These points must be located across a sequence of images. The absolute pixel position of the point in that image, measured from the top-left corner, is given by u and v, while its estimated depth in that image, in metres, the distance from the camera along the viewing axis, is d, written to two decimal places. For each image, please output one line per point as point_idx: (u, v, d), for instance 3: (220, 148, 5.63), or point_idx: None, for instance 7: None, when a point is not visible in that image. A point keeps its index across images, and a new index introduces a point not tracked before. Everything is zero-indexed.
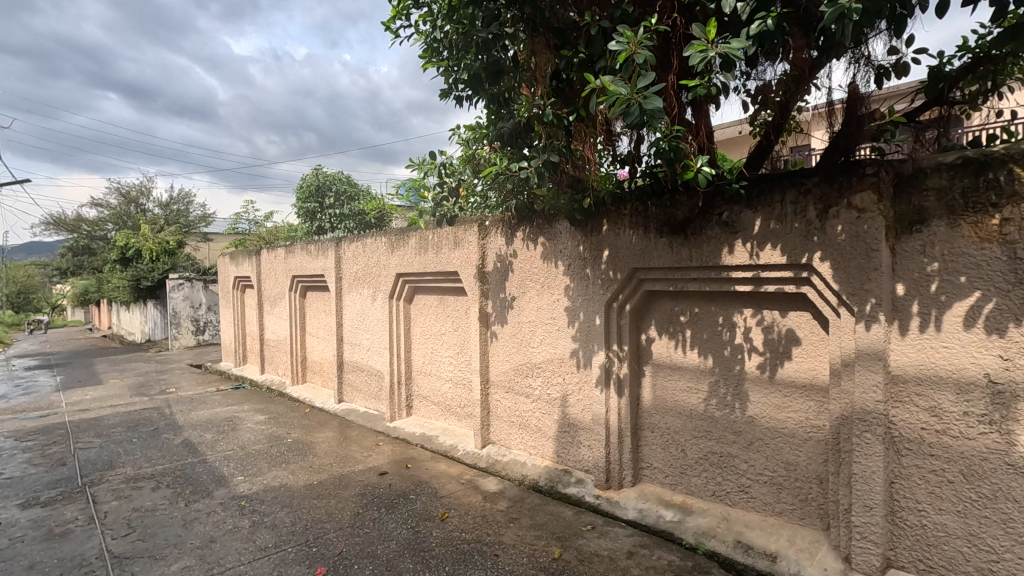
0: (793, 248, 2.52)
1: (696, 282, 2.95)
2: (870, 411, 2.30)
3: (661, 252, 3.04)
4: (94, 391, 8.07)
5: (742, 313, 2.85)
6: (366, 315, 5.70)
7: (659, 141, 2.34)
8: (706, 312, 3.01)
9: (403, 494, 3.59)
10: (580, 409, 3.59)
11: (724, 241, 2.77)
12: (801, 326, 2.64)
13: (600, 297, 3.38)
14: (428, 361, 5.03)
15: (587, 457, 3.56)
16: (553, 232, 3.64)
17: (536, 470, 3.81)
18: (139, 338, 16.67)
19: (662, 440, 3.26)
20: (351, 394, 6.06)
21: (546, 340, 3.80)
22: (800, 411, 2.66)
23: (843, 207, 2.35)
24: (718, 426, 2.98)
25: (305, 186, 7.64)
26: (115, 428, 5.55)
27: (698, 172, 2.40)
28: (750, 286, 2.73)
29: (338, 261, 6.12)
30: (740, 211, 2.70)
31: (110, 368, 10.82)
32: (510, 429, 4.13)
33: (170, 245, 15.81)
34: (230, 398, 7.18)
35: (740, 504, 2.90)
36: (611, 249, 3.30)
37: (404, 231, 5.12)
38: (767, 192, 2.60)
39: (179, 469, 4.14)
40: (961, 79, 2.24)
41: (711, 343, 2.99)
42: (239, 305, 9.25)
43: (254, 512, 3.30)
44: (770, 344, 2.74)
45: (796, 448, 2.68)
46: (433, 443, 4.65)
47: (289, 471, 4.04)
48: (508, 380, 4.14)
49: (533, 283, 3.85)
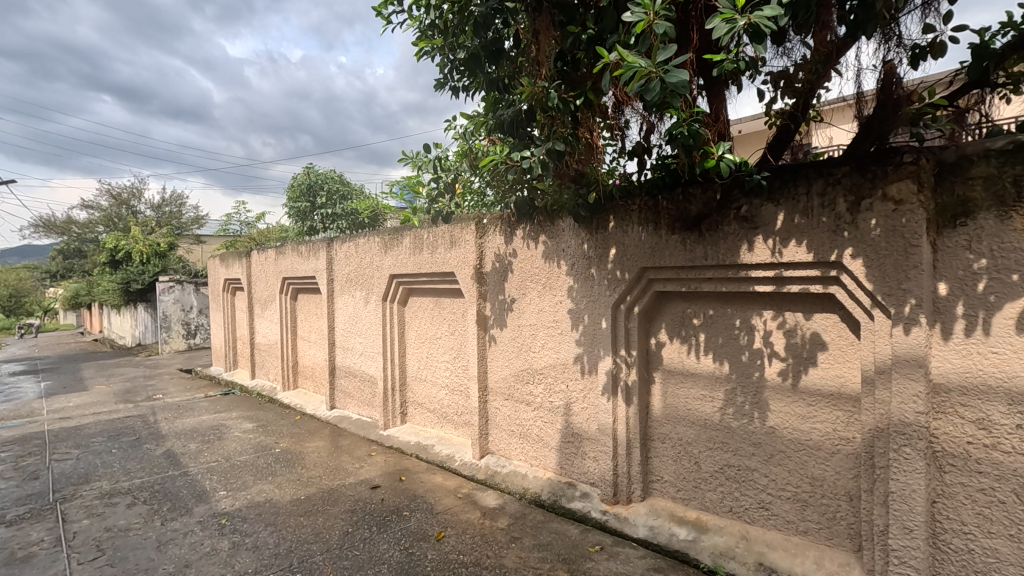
0: (820, 244, 2.30)
1: (711, 282, 2.73)
2: (909, 423, 2.09)
3: (673, 249, 2.82)
4: (78, 398, 7.80)
5: (761, 315, 2.64)
6: (359, 318, 5.46)
7: (678, 126, 2.13)
8: (722, 314, 2.79)
9: (396, 510, 3.35)
10: (585, 418, 3.37)
11: (742, 238, 2.56)
12: (827, 329, 2.43)
13: (606, 298, 3.16)
14: (424, 366, 4.80)
15: (592, 469, 3.34)
16: (556, 230, 3.43)
17: (537, 482, 3.59)
18: (130, 342, 16.41)
19: (673, 451, 3.04)
20: (344, 400, 5.82)
21: (548, 344, 3.57)
22: (827, 422, 2.45)
23: (878, 198, 2.14)
24: (735, 438, 2.77)
25: (296, 185, 7.40)
26: (95, 438, 5.29)
27: (720, 160, 2.20)
28: (771, 286, 2.52)
29: (330, 262, 5.88)
30: (761, 205, 2.49)
31: (97, 374, 10.50)
32: (511, 438, 3.91)
33: (161, 247, 15.51)
34: (218, 404, 6.93)
35: (761, 522, 2.69)
36: (618, 247, 3.08)
37: (397, 230, 4.89)
38: (791, 184, 2.39)
39: (158, 483, 3.89)
40: (1008, 57, 2.01)
41: (727, 347, 2.78)
42: (230, 308, 9.01)
43: (235, 532, 3.06)
44: (793, 349, 2.53)
45: (823, 462, 2.46)
46: (429, 453, 4.42)
47: (275, 485, 3.79)
48: (507, 387, 3.91)
49: (534, 284, 3.63)
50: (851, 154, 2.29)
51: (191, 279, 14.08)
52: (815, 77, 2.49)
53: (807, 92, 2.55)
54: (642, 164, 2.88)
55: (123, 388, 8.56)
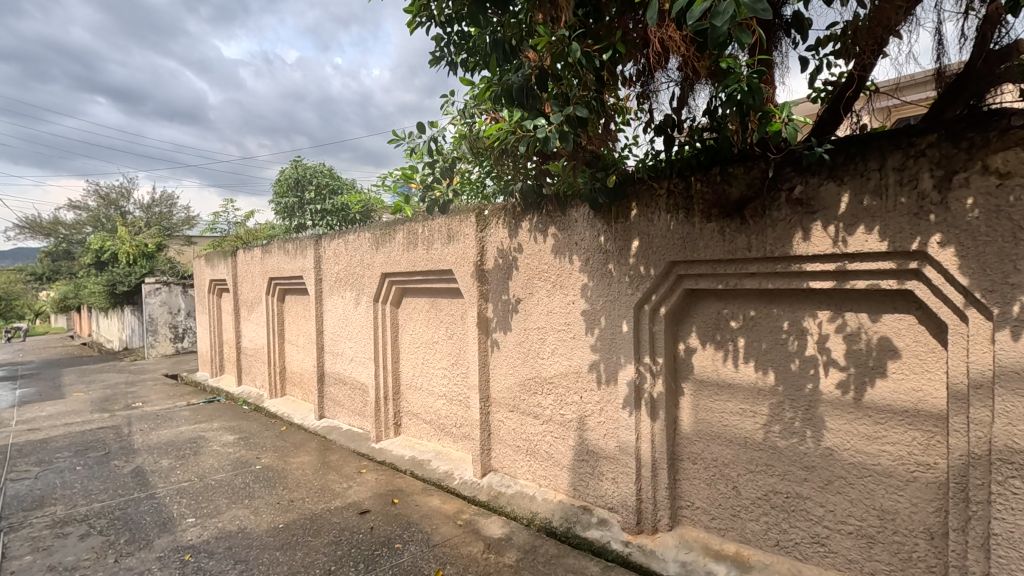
0: (898, 230, 1.90)
1: (756, 277, 2.33)
2: (1018, 451, 1.70)
3: (709, 240, 2.42)
4: (53, 407, 7.34)
5: (816, 316, 2.24)
6: (349, 321, 5.04)
7: (735, 82, 1.80)
8: (765, 315, 2.39)
9: (387, 541, 2.94)
10: (602, 434, 2.97)
11: (796, 224, 2.15)
12: (901, 333, 2.02)
13: (627, 298, 2.75)
14: (419, 374, 4.38)
15: (611, 492, 2.94)
16: (568, 221, 3.03)
17: (547, 506, 3.17)
18: (117, 346, 15.94)
19: (706, 473, 2.64)
20: (333, 409, 5.40)
21: (559, 350, 3.16)
22: (898, 443, 2.05)
23: (977, 171, 1.74)
24: (783, 460, 2.36)
25: (284, 178, 7.00)
26: (61, 452, 4.84)
27: (785, 125, 1.86)
28: (831, 282, 2.12)
29: (317, 261, 5.46)
30: (820, 184, 2.08)
31: (77, 380, 10.03)
32: (516, 455, 3.49)
33: (149, 248, 15.01)
34: (199, 414, 6.48)
35: (815, 560, 2.28)
36: (642, 239, 2.68)
37: (389, 224, 4.46)
38: (859, 159, 1.99)
39: (120, 508, 3.46)
40: None
41: (772, 354, 2.38)
42: (216, 311, 8.57)
43: (198, 572, 2.64)
44: (857, 356, 2.13)
45: (895, 492, 2.07)
46: (425, 469, 4.01)
47: (251, 510, 3.36)
48: (512, 397, 3.50)
49: (543, 282, 3.21)
50: (934, 120, 1.88)
51: (178, 281, 13.61)
52: (887, 26, 2.05)
53: (873, 49, 2.12)
54: (670, 142, 2.49)
55: (102, 396, 8.09)
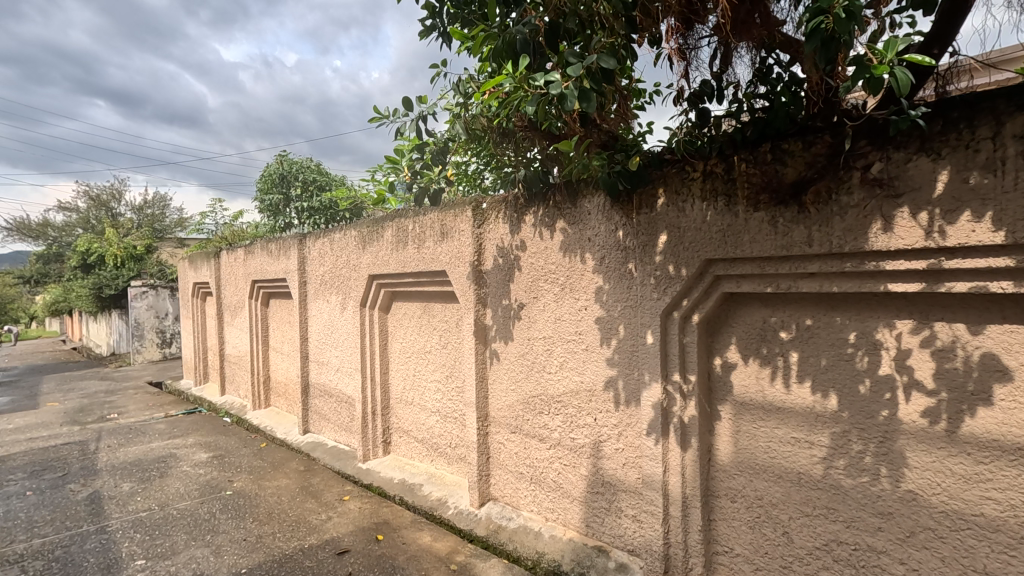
0: (1019, 217, 1.46)
1: (817, 277, 1.88)
2: None
3: (756, 233, 1.98)
4: (22, 419, 6.88)
5: (895, 326, 1.79)
6: (335, 327, 4.59)
7: (827, 7, 1.40)
8: (826, 325, 1.95)
9: None
10: (620, 464, 2.52)
11: (874, 212, 1.72)
12: (1013, 350, 1.58)
13: (652, 304, 2.31)
14: (411, 387, 3.93)
15: (631, 532, 2.49)
16: (578, 213, 2.59)
17: (555, 546, 2.72)
18: (105, 351, 15.46)
19: (748, 515, 2.18)
20: (318, 424, 4.95)
21: (567, 364, 2.72)
22: (1008, 490, 1.61)
23: None
24: (849, 504, 1.91)
25: (268, 174, 6.56)
26: (14, 474, 4.38)
27: (890, 71, 1.45)
28: (920, 283, 1.67)
29: (301, 262, 5.02)
30: (907, 160, 1.65)
31: (54, 389, 9.54)
32: (519, 484, 3.04)
33: (137, 250, 14.57)
34: (175, 427, 6.01)
35: None
36: (671, 233, 2.24)
37: (376, 220, 4.02)
38: (962, 125, 1.55)
39: (62, 545, 3.00)
40: None
41: (835, 373, 1.93)
42: (200, 315, 8.12)
43: None
44: (950, 377, 1.69)
45: (1003, 552, 1.62)
46: (416, 496, 3.56)
47: (212, 549, 2.91)
48: (514, 417, 3.05)
49: (550, 284, 2.77)
50: None
51: (166, 283, 13.16)
52: None
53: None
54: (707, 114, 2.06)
55: (77, 406, 7.62)
